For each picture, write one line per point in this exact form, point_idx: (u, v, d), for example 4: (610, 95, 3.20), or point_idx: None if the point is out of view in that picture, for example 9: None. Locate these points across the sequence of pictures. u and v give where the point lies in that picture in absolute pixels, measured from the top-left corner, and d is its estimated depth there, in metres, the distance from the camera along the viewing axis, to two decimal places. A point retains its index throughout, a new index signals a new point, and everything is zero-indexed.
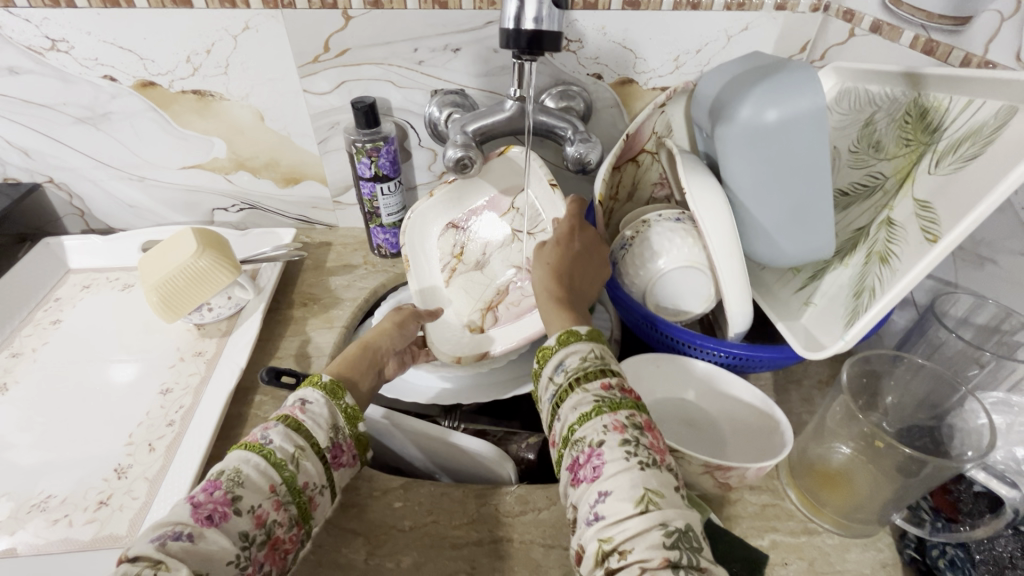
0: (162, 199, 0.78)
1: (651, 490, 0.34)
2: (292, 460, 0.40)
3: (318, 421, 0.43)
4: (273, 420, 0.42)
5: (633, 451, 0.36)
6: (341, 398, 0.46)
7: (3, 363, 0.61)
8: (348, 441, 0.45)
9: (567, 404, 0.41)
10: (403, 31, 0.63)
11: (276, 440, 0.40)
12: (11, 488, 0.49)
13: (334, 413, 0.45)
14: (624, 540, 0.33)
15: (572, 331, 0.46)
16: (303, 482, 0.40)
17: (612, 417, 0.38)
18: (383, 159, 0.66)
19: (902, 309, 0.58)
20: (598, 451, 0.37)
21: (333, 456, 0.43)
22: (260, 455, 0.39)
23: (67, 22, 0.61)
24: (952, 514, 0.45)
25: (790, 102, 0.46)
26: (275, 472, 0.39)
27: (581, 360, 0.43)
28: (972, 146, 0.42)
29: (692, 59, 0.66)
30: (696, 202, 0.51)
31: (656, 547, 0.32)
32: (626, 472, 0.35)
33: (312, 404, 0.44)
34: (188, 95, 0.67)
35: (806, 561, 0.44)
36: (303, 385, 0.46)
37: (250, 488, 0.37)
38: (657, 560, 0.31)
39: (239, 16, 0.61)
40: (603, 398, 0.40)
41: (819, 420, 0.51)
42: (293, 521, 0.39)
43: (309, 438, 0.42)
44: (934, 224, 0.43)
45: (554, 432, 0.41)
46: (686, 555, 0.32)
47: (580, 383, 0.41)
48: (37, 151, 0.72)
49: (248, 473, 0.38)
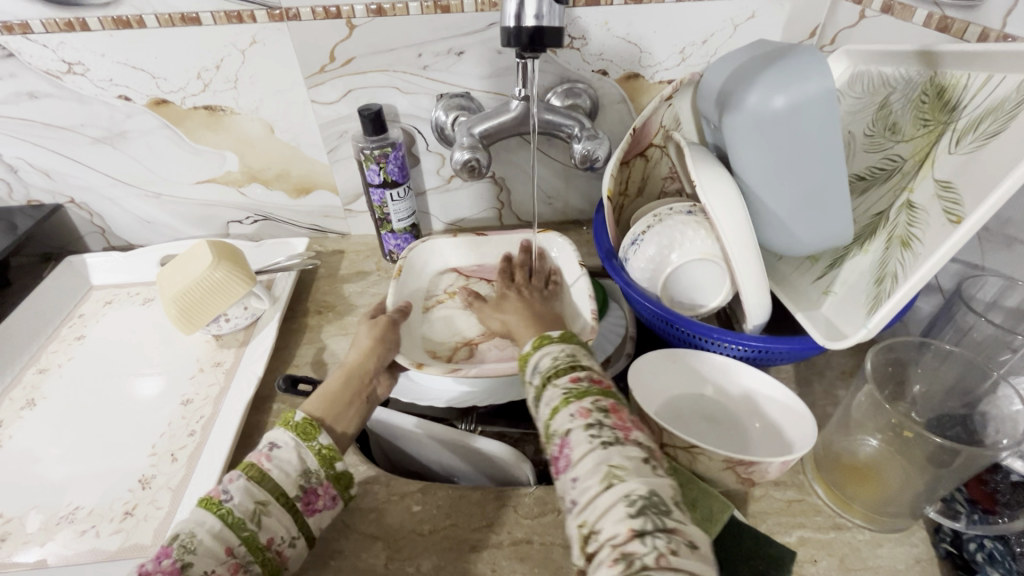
0: (179, 213, 0.80)
1: (614, 466, 0.33)
2: (251, 518, 0.40)
3: (286, 469, 0.43)
4: (238, 469, 0.42)
5: (598, 433, 0.35)
6: (313, 438, 0.45)
7: (30, 379, 0.63)
8: (323, 484, 0.44)
9: (542, 402, 0.39)
10: (407, 38, 0.63)
11: (236, 497, 0.40)
12: (41, 501, 0.50)
13: (305, 456, 0.44)
14: (595, 520, 0.31)
15: (545, 333, 0.45)
16: (265, 539, 0.40)
17: (578, 405, 0.36)
18: (392, 165, 0.67)
19: (926, 296, 0.57)
20: (567, 440, 0.35)
21: (306, 502, 0.43)
22: (217, 516, 0.39)
23: (82, 45, 0.63)
24: (990, 506, 0.44)
25: (799, 88, 0.45)
26: (232, 534, 0.39)
27: (552, 359, 0.41)
28: (994, 122, 0.41)
29: (698, 50, 0.65)
30: (707, 194, 0.50)
31: (621, 520, 0.31)
32: (592, 455, 0.34)
33: (279, 449, 0.43)
34: (200, 111, 0.68)
35: (836, 558, 0.43)
36: (277, 424, 0.46)
37: (202, 554, 0.37)
38: (623, 533, 0.30)
39: (246, 30, 0.62)
40: (571, 389, 0.38)
41: (844, 411, 0.49)
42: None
43: (273, 490, 0.42)
44: (957, 205, 0.41)
45: (535, 431, 0.39)
46: (652, 520, 0.30)
47: (551, 379, 0.39)
48: (58, 172, 0.74)
49: (202, 538, 0.38)
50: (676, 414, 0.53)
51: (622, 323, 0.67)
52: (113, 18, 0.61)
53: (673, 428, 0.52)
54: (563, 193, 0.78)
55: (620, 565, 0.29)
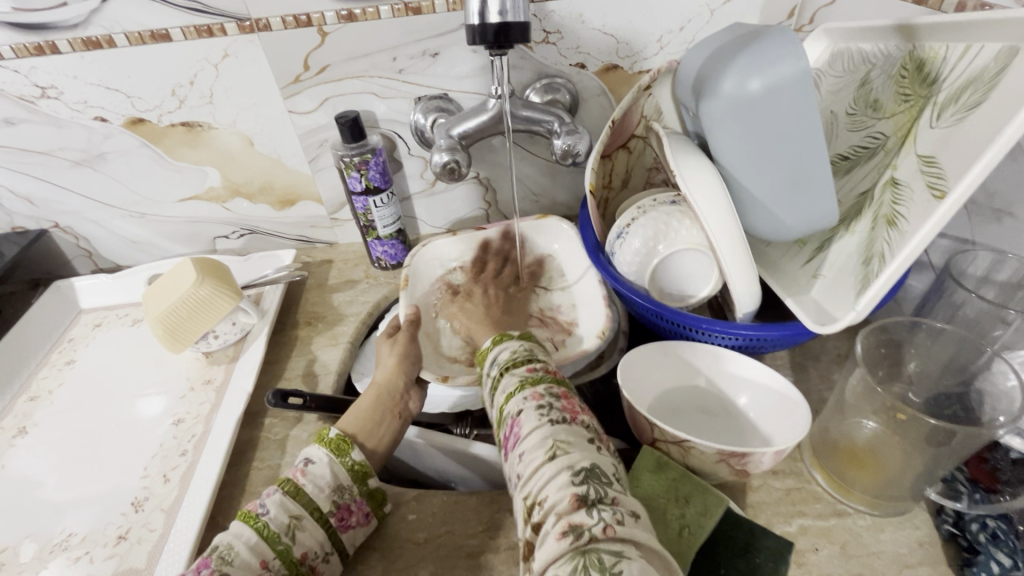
0: (164, 232, 0.79)
1: (561, 440, 0.33)
2: (287, 531, 0.40)
3: (320, 485, 0.44)
4: (276, 486, 0.43)
5: (548, 411, 0.35)
6: (347, 454, 0.46)
7: (22, 407, 0.63)
8: (356, 500, 0.44)
9: (499, 389, 0.40)
10: (380, 42, 0.62)
11: (272, 510, 0.41)
12: (34, 529, 0.50)
13: (339, 472, 0.45)
14: (539, 490, 0.31)
15: (503, 333, 0.47)
16: (300, 553, 0.40)
17: (532, 389, 0.37)
18: (373, 171, 0.66)
19: (919, 274, 0.57)
20: (516, 420, 0.36)
21: (339, 518, 0.43)
22: (254, 528, 0.39)
23: (54, 68, 0.62)
24: (991, 484, 0.43)
25: (772, 70, 0.44)
26: (268, 546, 0.39)
27: (511, 352, 0.43)
28: (976, 92, 0.40)
29: (676, 37, 0.64)
30: (687, 183, 0.49)
31: (564, 487, 0.31)
32: (538, 432, 0.34)
33: (314, 465, 0.45)
34: (177, 128, 0.68)
35: (838, 545, 0.42)
36: (313, 441, 0.47)
37: (239, 566, 0.37)
38: (567, 501, 0.30)
39: (218, 44, 0.61)
40: (526, 377, 0.39)
41: (839, 395, 0.48)
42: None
43: (308, 505, 0.42)
44: (941, 178, 0.40)
45: (491, 419, 0.40)
46: (594, 489, 0.30)
47: (508, 369, 0.41)
48: (40, 198, 0.74)
49: (239, 550, 0.38)
50: (669, 408, 0.52)
51: (614, 318, 0.67)
52: (83, 39, 0.60)
53: (666, 423, 0.51)
54: (548, 189, 0.77)
55: (568, 536, 0.28)
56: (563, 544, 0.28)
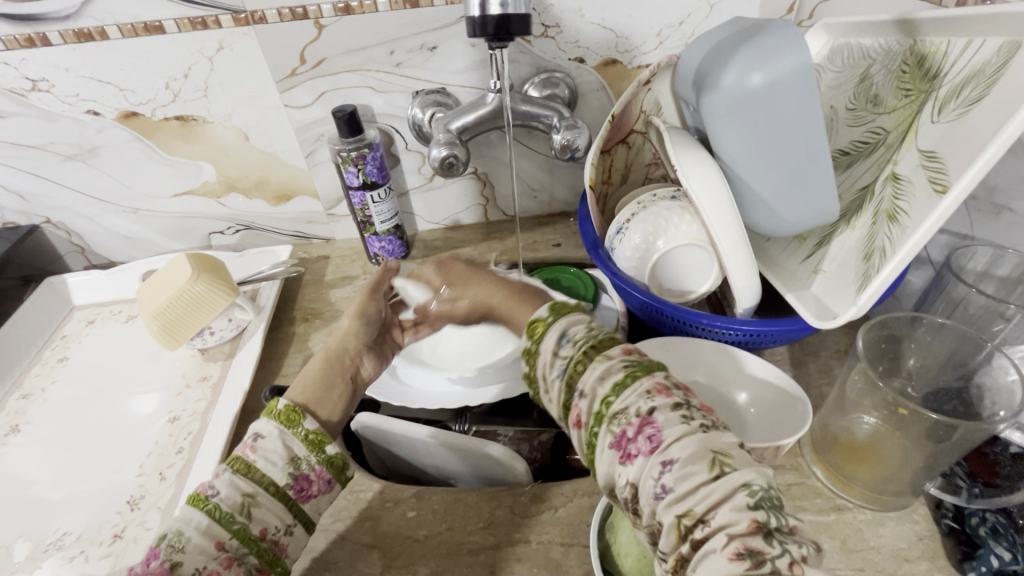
0: (158, 227, 0.78)
1: (719, 451, 0.30)
2: (241, 510, 0.36)
3: (272, 458, 0.39)
4: (223, 464, 0.38)
5: (690, 413, 0.32)
6: (299, 425, 0.41)
7: (14, 405, 0.62)
8: (316, 470, 0.40)
9: (591, 374, 0.35)
10: (378, 35, 0.62)
11: (223, 491, 0.36)
12: (28, 528, 0.49)
13: (291, 444, 0.40)
14: (706, 507, 0.28)
15: (563, 302, 0.42)
16: (259, 530, 0.36)
17: (652, 380, 0.34)
18: (370, 166, 0.65)
19: (917, 269, 0.57)
20: (650, 418, 0.32)
21: (298, 489, 0.39)
22: (203, 512, 0.35)
23: (45, 60, 0.61)
24: (990, 479, 0.43)
25: (775, 64, 0.44)
26: (221, 528, 0.35)
27: (588, 330, 0.39)
28: (977, 87, 0.40)
29: (675, 32, 0.64)
30: (688, 178, 0.49)
31: (740, 509, 0.28)
32: (690, 437, 0.30)
33: (264, 439, 0.40)
34: (172, 121, 0.67)
35: (838, 540, 0.42)
36: (261, 414, 0.42)
37: (192, 552, 0.33)
38: (745, 524, 0.27)
39: (212, 36, 0.61)
40: (632, 363, 0.35)
41: (839, 391, 0.48)
42: (253, 572, 0.35)
43: (261, 481, 0.38)
44: (943, 174, 0.40)
45: (581, 407, 0.35)
46: (773, 515, 0.27)
47: (600, 353, 0.37)
48: (32, 193, 0.73)
49: (189, 535, 0.34)
50: None
51: (614, 315, 0.64)
52: (75, 30, 0.59)
53: None
54: (547, 185, 0.76)
55: (746, 561, 0.26)
56: (737, 568, 0.26)
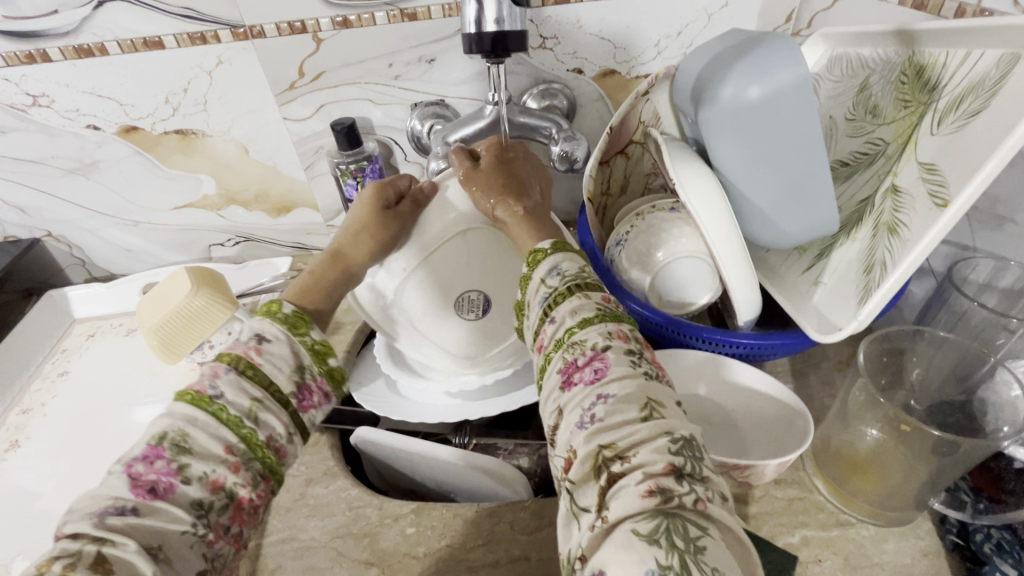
0: (160, 240, 0.79)
1: (654, 400, 0.32)
2: (248, 415, 0.36)
3: (278, 364, 0.40)
4: (224, 363, 0.38)
5: (638, 362, 0.35)
6: (303, 333, 0.42)
7: (15, 420, 0.62)
8: (316, 380, 0.42)
9: (566, 306, 0.38)
10: (376, 48, 0.62)
11: (227, 392, 0.36)
12: (26, 545, 0.49)
13: (298, 351, 0.41)
14: (628, 444, 0.30)
15: (565, 241, 0.44)
16: (265, 436, 0.37)
17: (616, 326, 0.36)
18: (369, 178, 0.66)
19: (919, 280, 0.57)
20: (601, 354, 0.34)
21: (302, 399, 0.40)
22: (208, 413, 0.35)
23: (45, 76, 0.61)
24: (995, 494, 0.43)
25: (772, 77, 0.43)
26: (229, 432, 0.35)
27: (579, 269, 0.41)
28: (977, 99, 0.39)
29: (673, 43, 0.64)
30: (686, 191, 0.49)
31: (659, 451, 0.29)
32: (631, 380, 0.33)
33: (269, 344, 0.40)
34: (171, 135, 0.67)
35: (841, 556, 0.42)
36: (260, 315, 0.42)
37: (200, 454, 0.34)
38: (661, 466, 0.29)
39: (211, 51, 0.61)
40: (605, 308, 0.38)
41: (841, 405, 0.47)
42: (258, 477, 0.36)
43: (265, 385, 0.38)
44: (943, 187, 0.40)
45: (547, 334, 0.38)
46: (689, 464, 0.29)
47: (580, 289, 0.39)
48: (32, 207, 0.73)
49: (195, 438, 0.34)
50: None
51: None
52: (74, 47, 0.59)
53: None
54: None
55: (655, 497, 0.27)
56: (647, 502, 0.27)
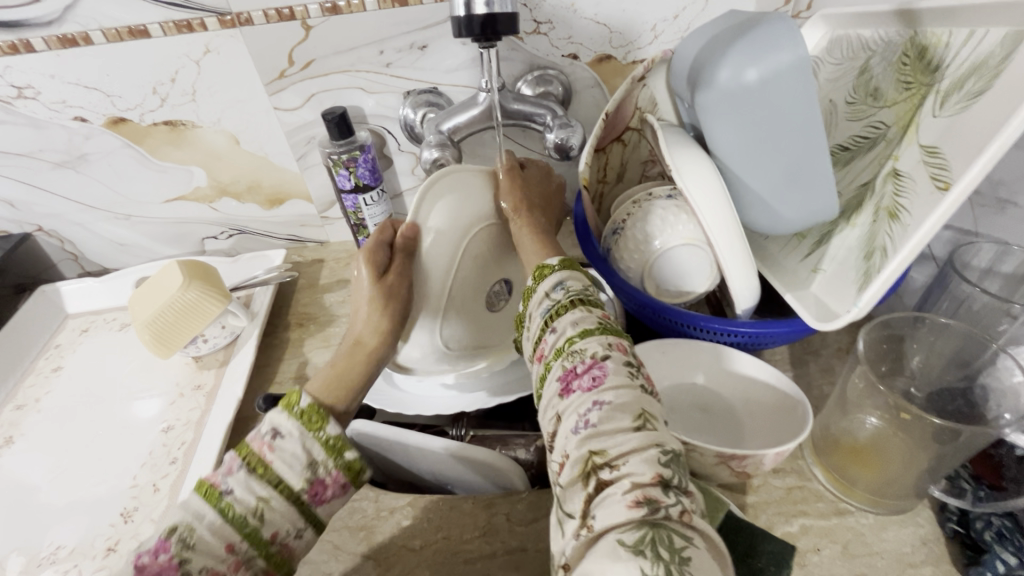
0: (152, 233, 0.78)
1: (648, 411, 0.31)
2: (254, 513, 0.35)
3: (290, 461, 0.37)
4: (239, 457, 0.36)
5: (636, 374, 0.34)
6: (319, 428, 0.39)
7: (9, 416, 0.62)
8: (332, 473, 0.38)
9: (568, 318, 0.37)
10: (367, 35, 0.61)
11: (237, 490, 0.35)
12: (20, 542, 0.49)
13: (311, 447, 0.38)
14: (619, 454, 0.29)
15: (572, 258, 0.44)
16: (270, 533, 0.35)
17: (617, 338, 0.35)
18: (362, 169, 0.64)
19: (920, 266, 0.56)
20: (601, 362, 0.33)
21: (313, 494, 0.37)
22: (217, 511, 0.34)
23: (30, 67, 0.60)
24: (995, 481, 0.42)
25: (771, 59, 0.42)
26: (233, 530, 0.34)
27: (583, 285, 0.40)
28: (980, 80, 0.38)
29: (670, 26, 0.63)
30: (682, 177, 0.48)
31: (648, 461, 0.29)
32: (628, 390, 0.32)
33: (283, 438, 0.37)
34: (160, 127, 0.66)
35: (840, 545, 0.41)
36: (280, 407, 0.39)
37: (202, 551, 0.33)
38: (649, 476, 0.28)
39: (198, 39, 0.59)
40: (607, 322, 0.37)
41: (840, 393, 0.47)
42: (260, 573, 0.35)
43: (276, 484, 0.36)
44: (944, 170, 0.39)
45: (547, 344, 0.38)
46: (677, 477, 0.29)
47: (582, 302, 0.38)
48: (22, 201, 0.72)
49: (201, 534, 0.33)
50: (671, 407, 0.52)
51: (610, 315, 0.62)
52: (58, 36, 0.58)
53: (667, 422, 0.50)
54: None
55: (642, 508, 0.27)
56: (634, 513, 0.27)
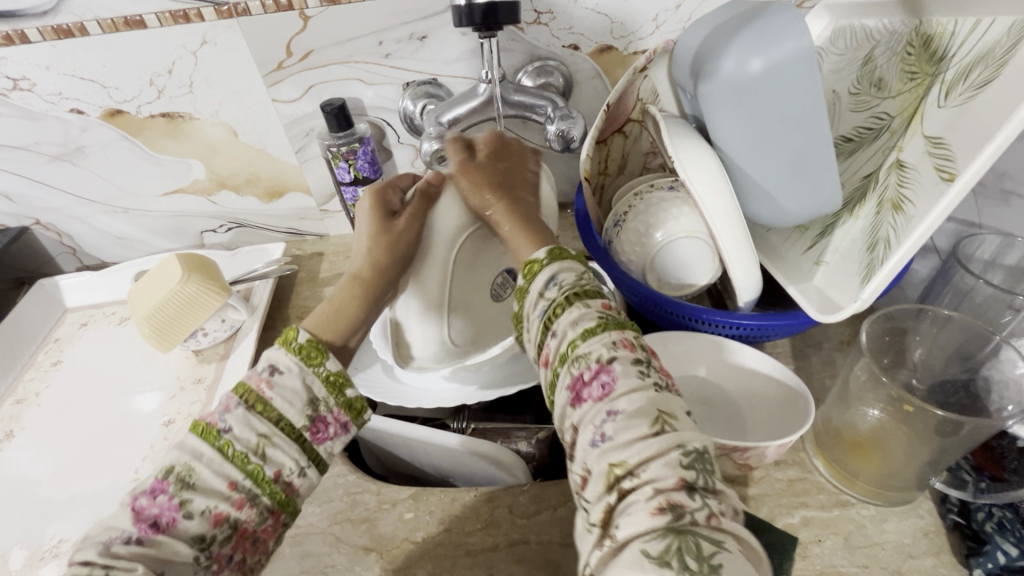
0: (150, 227, 0.77)
1: (665, 411, 0.31)
2: (255, 451, 0.34)
3: (290, 398, 0.37)
4: (235, 394, 0.36)
5: (647, 371, 0.33)
6: (319, 364, 0.39)
7: (9, 410, 0.62)
8: (333, 412, 0.38)
9: (566, 318, 0.37)
10: (365, 26, 0.60)
11: (235, 427, 0.34)
12: (22, 536, 0.49)
13: (311, 383, 0.38)
14: (638, 461, 0.29)
15: (561, 248, 0.42)
16: (273, 471, 0.34)
17: (621, 335, 0.35)
18: (361, 161, 0.64)
19: (922, 258, 0.56)
20: (608, 367, 0.33)
21: (315, 432, 0.37)
22: (214, 448, 0.34)
23: (24, 58, 0.60)
24: (997, 473, 0.42)
25: (774, 48, 0.42)
26: (234, 467, 0.33)
27: (577, 277, 0.39)
28: (986, 69, 0.38)
29: (672, 16, 0.62)
30: (685, 168, 0.47)
31: (671, 466, 0.29)
32: (641, 392, 0.32)
33: (282, 374, 0.37)
34: (158, 119, 0.66)
35: (841, 536, 0.42)
36: (279, 345, 0.39)
37: (203, 490, 0.32)
38: (672, 481, 0.28)
39: (195, 30, 0.59)
40: (606, 316, 0.36)
41: (842, 385, 0.47)
42: (265, 512, 0.34)
43: (278, 422, 0.36)
44: (949, 161, 0.39)
45: (549, 348, 0.37)
46: (701, 477, 0.29)
47: (579, 298, 0.37)
48: (19, 194, 0.72)
49: (200, 472, 0.33)
50: None
51: None
52: (53, 27, 0.57)
53: None
54: None
55: (666, 515, 0.27)
56: (658, 521, 0.27)
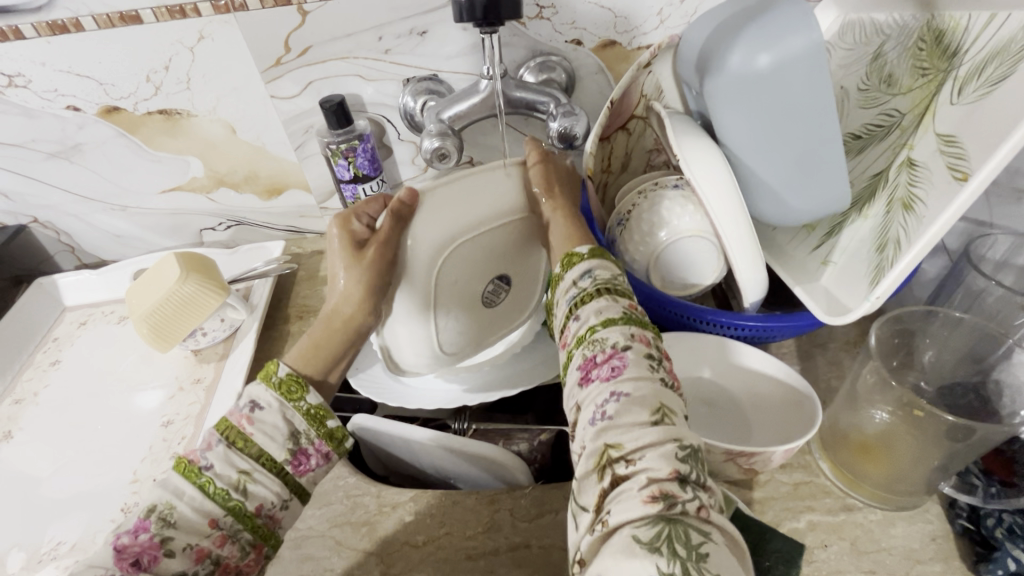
0: (149, 225, 0.77)
1: (666, 405, 0.30)
2: (236, 488, 0.35)
3: (271, 433, 0.36)
4: (217, 432, 0.36)
5: (656, 367, 0.32)
6: (299, 399, 0.38)
7: (8, 410, 0.61)
8: (314, 443, 0.38)
9: (592, 306, 0.36)
10: (365, 21, 0.59)
11: (216, 465, 0.35)
12: (20, 538, 0.49)
13: (292, 417, 0.38)
14: (634, 447, 0.28)
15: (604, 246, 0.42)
16: (255, 507, 0.35)
17: (640, 329, 0.34)
18: (361, 159, 0.63)
19: (931, 258, 0.55)
20: (620, 353, 0.33)
21: (296, 464, 0.37)
22: (195, 487, 0.34)
23: (20, 55, 0.59)
24: (1007, 476, 0.41)
25: (784, 43, 0.41)
26: (215, 505, 0.34)
27: (612, 274, 0.39)
28: (1001, 66, 0.37)
29: (677, 11, 0.61)
30: (690, 167, 0.46)
31: (665, 456, 0.28)
32: (646, 383, 0.31)
33: (262, 411, 0.37)
34: (155, 116, 0.65)
35: (848, 541, 0.41)
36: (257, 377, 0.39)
37: (184, 528, 0.33)
38: (665, 471, 0.27)
39: (192, 26, 0.58)
40: (631, 313, 0.35)
41: (850, 387, 0.46)
42: (247, 546, 0.35)
43: (258, 456, 0.36)
44: (962, 160, 0.38)
45: (569, 332, 0.37)
46: (695, 471, 0.28)
47: (608, 291, 0.37)
48: (17, 192, 0.71)
49: (181, 510, 0.33)
50: None
51: None
52: (48, 23, 0.57)
53: None
54: None
55: (658, 503, 0.26)
56: (650, 508, 0.26)
